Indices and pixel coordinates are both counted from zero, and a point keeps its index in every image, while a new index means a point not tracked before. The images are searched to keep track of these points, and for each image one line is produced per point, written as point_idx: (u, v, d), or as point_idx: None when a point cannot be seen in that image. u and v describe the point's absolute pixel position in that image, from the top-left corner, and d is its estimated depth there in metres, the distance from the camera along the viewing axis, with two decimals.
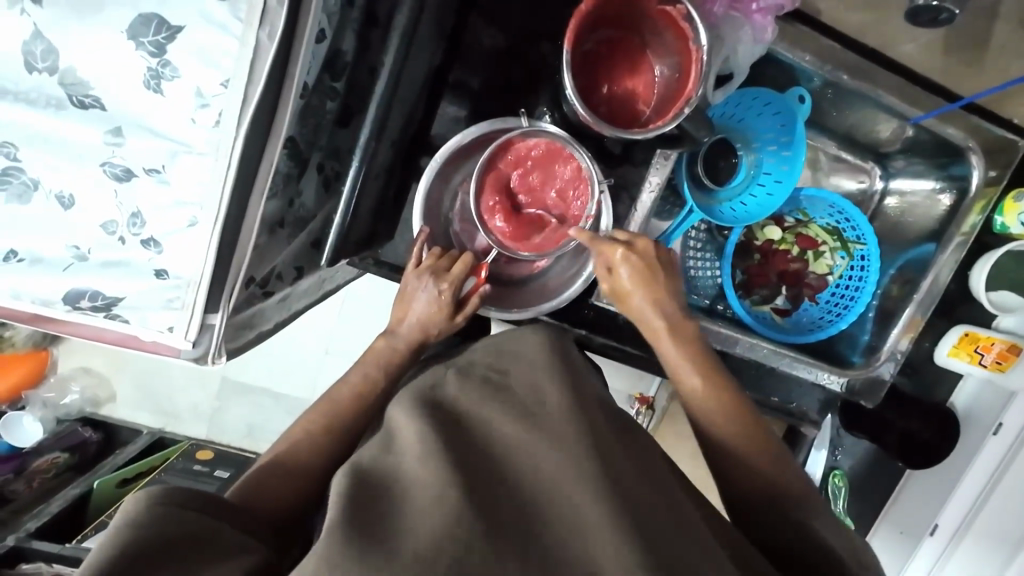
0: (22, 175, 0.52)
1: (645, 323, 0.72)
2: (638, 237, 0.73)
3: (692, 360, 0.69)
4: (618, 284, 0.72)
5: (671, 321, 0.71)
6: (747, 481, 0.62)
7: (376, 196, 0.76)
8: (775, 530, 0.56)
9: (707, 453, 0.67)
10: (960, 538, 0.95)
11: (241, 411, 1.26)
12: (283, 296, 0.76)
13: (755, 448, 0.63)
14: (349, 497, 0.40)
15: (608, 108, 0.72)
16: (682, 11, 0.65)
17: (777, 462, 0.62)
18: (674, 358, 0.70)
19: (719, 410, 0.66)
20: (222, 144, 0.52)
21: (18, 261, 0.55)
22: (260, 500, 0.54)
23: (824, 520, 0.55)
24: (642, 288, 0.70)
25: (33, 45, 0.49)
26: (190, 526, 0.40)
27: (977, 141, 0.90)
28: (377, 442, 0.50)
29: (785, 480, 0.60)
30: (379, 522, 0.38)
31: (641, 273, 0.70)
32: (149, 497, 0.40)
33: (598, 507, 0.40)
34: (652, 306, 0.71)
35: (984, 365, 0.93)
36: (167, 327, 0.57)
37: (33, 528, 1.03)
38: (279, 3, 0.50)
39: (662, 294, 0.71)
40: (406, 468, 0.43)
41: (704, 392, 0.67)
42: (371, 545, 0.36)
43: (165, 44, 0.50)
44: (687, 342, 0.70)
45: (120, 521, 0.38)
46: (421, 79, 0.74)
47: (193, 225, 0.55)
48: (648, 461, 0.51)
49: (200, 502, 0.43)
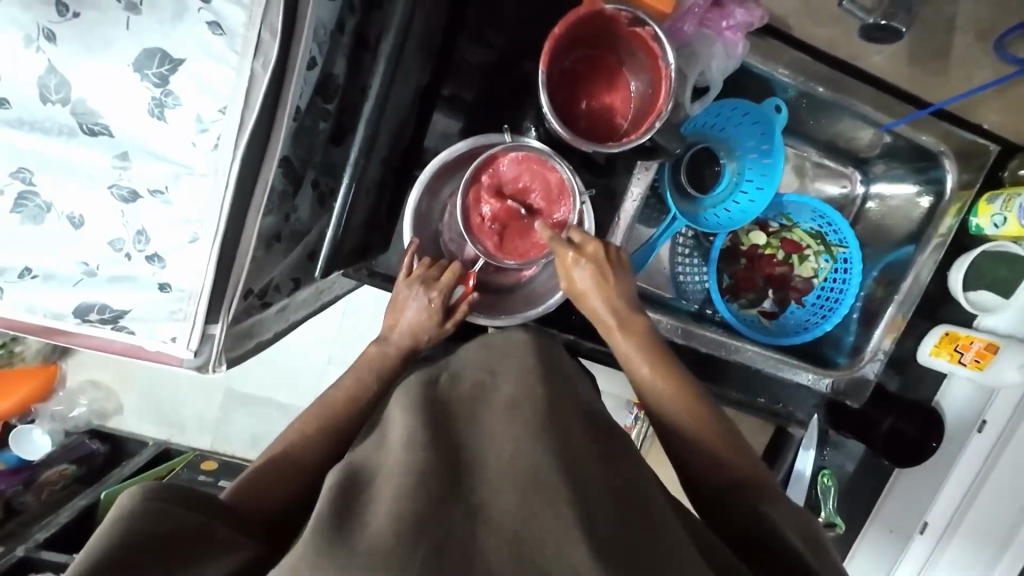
0: (37, 199, 0.56)
1: (598, 320, 0.74)
2: (588, 238, 0.76)
3: (648, 354, 0.71)
4: (575, 287, 0.74)
5: (620, 317, 0.73)
6: (705, 469, 0.65)
7: (369, 210, 0.80)
8: (736, 517, 0.59)
9: (668, 445, 0.69)
10: (950, 535, 0.97)
11: (245, 420, 1.29)
12: (282, 307, 0.80)
13: (714, 438, 0.66)
14: (337, 489, 0.43)
15: (587, 123, 0.76)
16: (651, 32, 0.69)
17: (735, 451, 0.65)
18: (626, 354, 0.72)
19: (674, 402, 0.68)
20: (221, 165, 0.56)
21: (33, 278, 0.59)
22: (257, 498, 0.57)
23: (780, 510, 0.57)
24: (593, 287, 0.73)
25: (48, 78, 0.53)
26: (181, 520, 0.43)
27: (949, 146, 0.94)
28: (368, 441, 0.52)
29: (742, 467, 0.64)
30: (367, 514, 0.41)
31: (592, 271, 0.73)
32: (143, 492, 0.43)
33: (572, 497, 0.43)
34: (607, 306, 0.73)
35: (964, 364, 0.95)
36: (171, 338, 0.61)
37: (42, 539, 1.06)
38: (272, 36, 0.55)
39: (614, 292, 0.74)
40: (391, 462, 0.46)
41: (659, 384, 0.69)
42: (356, 531, 0.39)
43: (168, 75, 0.54)
44: (641, 337, 0.72)
45: (113, 517, 0.42)
46: (409, 98, 0.78)
47: (195, 241, 0.59)
48: (623, 458, 0.54)
49: (192, 500, 0.46)
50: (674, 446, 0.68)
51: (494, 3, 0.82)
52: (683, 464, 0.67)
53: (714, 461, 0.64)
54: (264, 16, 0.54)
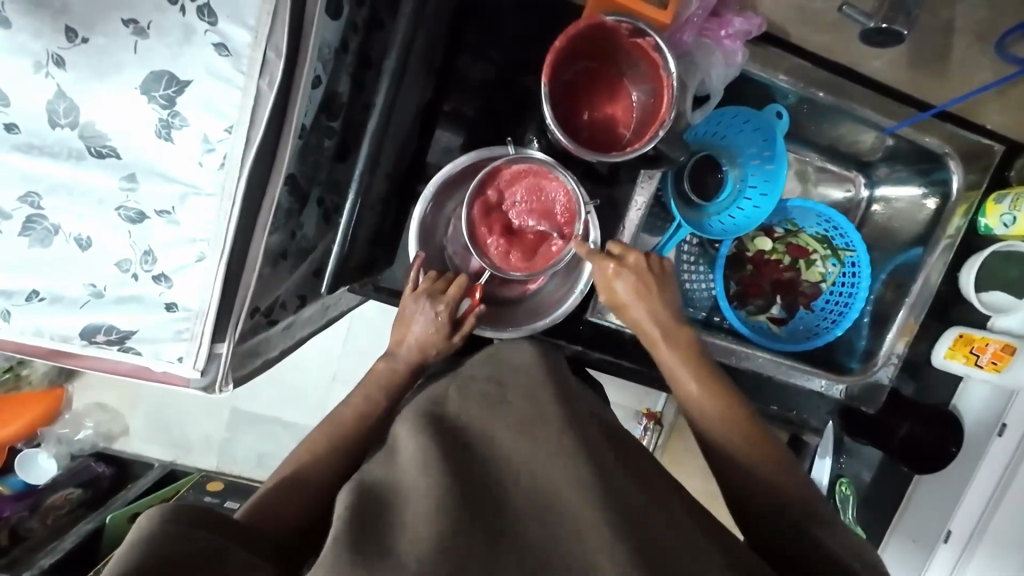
0: (45, 222, 0.57)
1: (642, 332, 0.74)
2: (637, 250, 0.75)
3: (694, 367, 0.70)
4: (618, 299, 0.74)
5: (666, 329, 0.73)
6: (751, 483, 0.63)
7: (374, 225, 0.80)
8: (782, 536, 0.58)
9: (714, 458, 0.68)
10: (976, 544, 0.94)
11: (251, 440, 1.28)
12: (288, 324, 0.80)
13: (767, 460, 0.64)
14: (353, 508, 0.42)
15: (589, 133, 0.76)
16: (652, 43, 0.70)
17: (786, 471, 0.63)
18: (671, 365, 0.71)
19: (720, 413, 0.68)
20: (227, 183, 0.56)
21: (40, 300, 0.59)
22: (270, 518, 0.56)
23: (836, 535, 0.55)
24: (637, 301, 0.73)
25: (57, 103, 0.54)
26: (200, 544, 0.42)
27: (953, 147, 0.94)
28: (379, 459, 0.51)
29: (795, 485, 0.62)
30: (381, 538, 0.40)
31: (634, 286, 0.73)
32: (162, 514, 0.42)
33: (591, 514, 0.42)
34: (652, 318, 0.73)
35: (980, 366, 0.93)
36: (177, 357, 0.60)
37: (46, 565, 1.03)
38: (277, 55, 0.55)
39: (659, 304, 0.73)
40: (406, 478, 0.45)
41: (704, 397, 0.69)
42: (375, 554, 0.38)
43: (174, 97, 0.55)
44: (688, 349, 0.71)
45: (132, 540, 0.41)
46: (412, 114, 0.79)
47: (202, 259, 0.59)
48: (638, 471, 0.53)
49: (209, 518, 0.45)
50: (721, 460, 0.67)
51: (493, 19, 0.83)
52: (727, 476, 0.66)
53: (761, 478, 0.63)
54: (269, 37, 0.55)
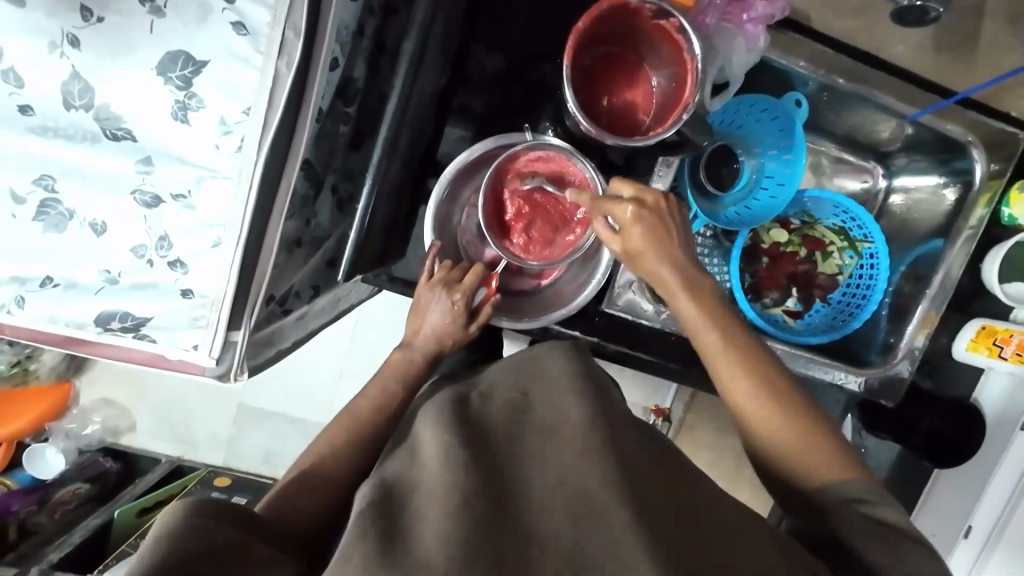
0: (59, 206, 0.56)
1: (658, 280, 0.67)
2: (646, 194, 0.67)
3: (716, 321, 0.64)
4: (630, 243, 0.67)
5: (687, 278, 0.65)
6: (785, 458, 0.59)
7: (389, 214, 0.78)
8: (809, 518, 0.57)
9: (744, 423, 0.63)
10: (997, 540, 0.92)
11: (259, 436, 1.27)
12: (302, 314, 0.79)
13: (799, 434, 0.59)
14: (374, 505, 0.42)
15: (609, 119, 0.75)
16: (676, 24, 0.68)
17: (832, 453, 0.58)
18: (692, 319, 0.65)
19: (750, 378, 0.62)
20: (244, 167, 0.55)
21: (54, 286, 0.58)
22: (290, 511, 0.55)
23: (873, 540, 0.51)
24: (653, 246, 0.65)
25: (71, 85, 0.53)
26: (221, 538, 0.41)
27: (977, 136, 0.93)
28: (397, 455, 0.51)
29: (824, 461, 0.58)
30: (409, 537, 0.39)
31: (651, 229, 0.65)
32: (185, 508, 0.42)
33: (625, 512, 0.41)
34: (670, 264, 0.66)
35: (1006, 359, 0.92)
36: (192, 346, 0.59)
37: (56, 559, 1.02)
38: (296, 36, 0.54)
39: (675, 252, 0.66)
40: (429, 476, 0.45)
41: (731, 355, 0.63)
42: (404, 555, 0.37)
43: (191, 78, 0.53)
44: (711, 308, 0.65)
45: (155, 535, 0.40)
46: (429, 101, 0.77)
47: (218, 246, 0.57)
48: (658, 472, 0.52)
49: (233, 514, 0.44)
50: (750, 424, 0.62)
51: (508, 6, 0.82)
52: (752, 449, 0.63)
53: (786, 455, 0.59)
54: (288, 16, 0.54)
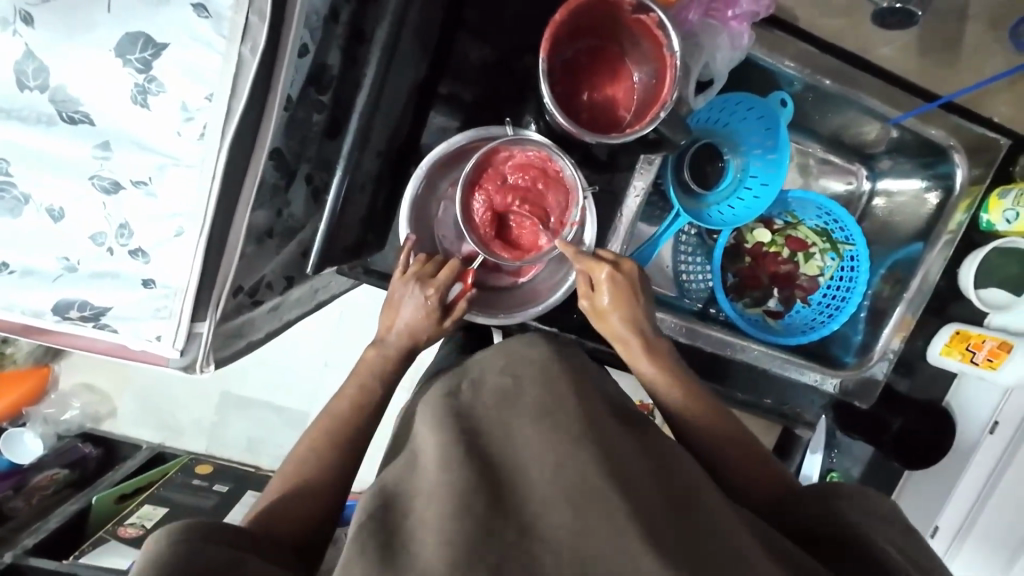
0: (14, 190, 0.54)
1: (620, 338, 0.72)
2: (620, 259, 0.74)
3: (674, 378, 0.69)
4: (600, 304, 0.72)
5: (645, 336, 0.72)
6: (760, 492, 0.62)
7: (365, 206, 0.77)
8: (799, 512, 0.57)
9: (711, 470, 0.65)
10: (962, 538, 0.95)
11: (240, 425, 1.26)
12: (275, 305, 0.77)
13: (763, 467, 0.64)
14: (373, 525, 0.41)
15: (589, 115, 0.74)
16: (656, 19, 0.67)
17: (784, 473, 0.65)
18: (652, 376, 0.70)
19: (711, 421, 0.67)
20: (208, 156, 0.54)
21: (10, 273, 0.56)
22: (276, 518, 0.58)
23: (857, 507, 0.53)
24: (619, 307, 0.71)
25: (25, 64, 0.51)
26: (212, 561, 0.41)
27: (958, 140, 0.92)
28: (398, 462, 0.51)
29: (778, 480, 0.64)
30: (410, 552, 0.39)
31: (620, 290, 0.72)
32: (170, 535, 0.41)
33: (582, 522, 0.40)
34: (630, 322, 0.71)
35: (976, 363, 0.93)
36: (155, 337, 0.58)
37: (30, 544, 1.03)
38: (260, 20, 0.52)
39: (639, 315, 0.72)
40: (427, 482, 0.44)
41: (690, 403, 0.68)
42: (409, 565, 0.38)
43: (151, 61, 0.52)
44: (666, 363, 0.70)
45: (145, 565, 0.39)
46: (406, 91, 0.76)
47: (180, 235, 0.56)
48: None
49: (223, 534, 0.44)
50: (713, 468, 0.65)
51: None
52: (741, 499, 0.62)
53: (756, 482, 0.63)
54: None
